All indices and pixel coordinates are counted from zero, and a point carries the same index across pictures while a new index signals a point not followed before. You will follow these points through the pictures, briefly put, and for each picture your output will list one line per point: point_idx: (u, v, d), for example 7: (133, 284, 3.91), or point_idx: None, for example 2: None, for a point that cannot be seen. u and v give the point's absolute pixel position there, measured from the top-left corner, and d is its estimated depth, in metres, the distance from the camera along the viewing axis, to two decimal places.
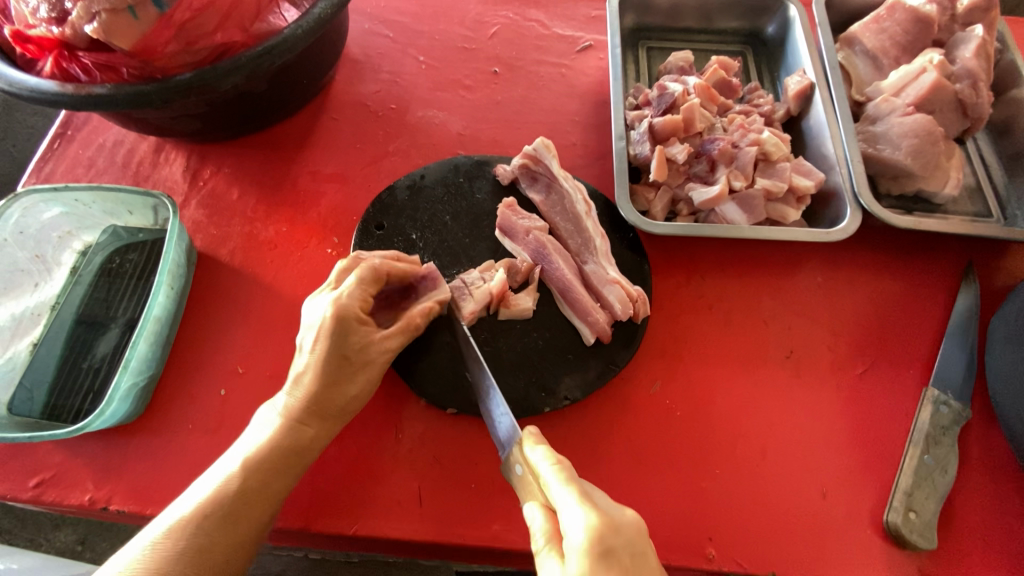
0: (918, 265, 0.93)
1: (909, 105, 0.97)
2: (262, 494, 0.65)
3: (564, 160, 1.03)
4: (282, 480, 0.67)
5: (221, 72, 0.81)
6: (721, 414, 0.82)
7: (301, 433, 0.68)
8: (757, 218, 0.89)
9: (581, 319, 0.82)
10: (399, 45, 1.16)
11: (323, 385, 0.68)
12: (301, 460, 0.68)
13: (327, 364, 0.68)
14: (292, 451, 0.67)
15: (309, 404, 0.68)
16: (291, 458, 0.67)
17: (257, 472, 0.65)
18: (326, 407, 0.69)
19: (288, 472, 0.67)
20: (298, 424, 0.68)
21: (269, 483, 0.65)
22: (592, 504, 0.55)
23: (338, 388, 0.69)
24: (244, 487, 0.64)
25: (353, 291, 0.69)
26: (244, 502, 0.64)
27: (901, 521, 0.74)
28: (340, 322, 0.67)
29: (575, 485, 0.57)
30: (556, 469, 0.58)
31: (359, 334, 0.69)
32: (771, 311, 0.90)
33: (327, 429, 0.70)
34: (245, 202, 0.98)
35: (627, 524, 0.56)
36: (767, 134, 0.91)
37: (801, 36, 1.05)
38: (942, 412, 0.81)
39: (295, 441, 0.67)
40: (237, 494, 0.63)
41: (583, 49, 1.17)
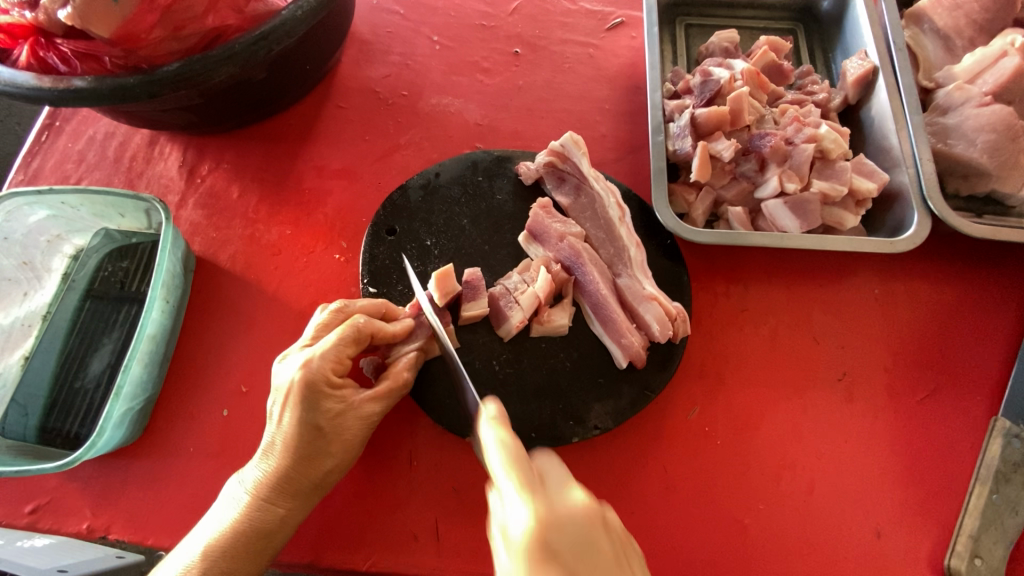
0: (987, 276, 0.84)
1: (987, 94, 0.86)
2: None
3: (592, 155, 0.94)
4: (252, 567, 0.61)
5: (212, 62, 0.72)
6: (766, 444, 0.75)
7: (271, 514, 0.62)
8: (811, 225, 0.79)
9: (620, 345, 0.73)
10: (411, 23, 1.05)
11: (293, 459, 0.62)
12: (264, 548, 0.62)
13: (297, 434, 0.62)
14: (258, 535, 0.61)
15: (279, 480, 0.62)
16: (257, 541, 0.61)
17: (218, 563, 0.59)
18: (298, 482, 0.63)
19: (252, 560, 0.61)
20: (267, 503, 0.62)
21: (233, 573, 0.60)
22: (533, 499, 0.50)
23: (311, 461, 0.63)
24: None
25: (329, 354, 0.63)
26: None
27: (964, 567, 0.68)
28: (310, 389, 0.62)
29: (518, 471, 0.52)
30: (501, 457, 0.52)
31: (334, 402, 0.63)
32: (822, 328, 0.81)
33: (299, 507, 0.63)
34: (245, 201, 0.90)
35: (575, 517, 0.50)
36: (826, 129, 0.81)
37: (863, 11, 0.93)
38: (1014, 446, 0.72)
39: (259, 521, 0.61)
40: None
41: (613, 27, 1.05)
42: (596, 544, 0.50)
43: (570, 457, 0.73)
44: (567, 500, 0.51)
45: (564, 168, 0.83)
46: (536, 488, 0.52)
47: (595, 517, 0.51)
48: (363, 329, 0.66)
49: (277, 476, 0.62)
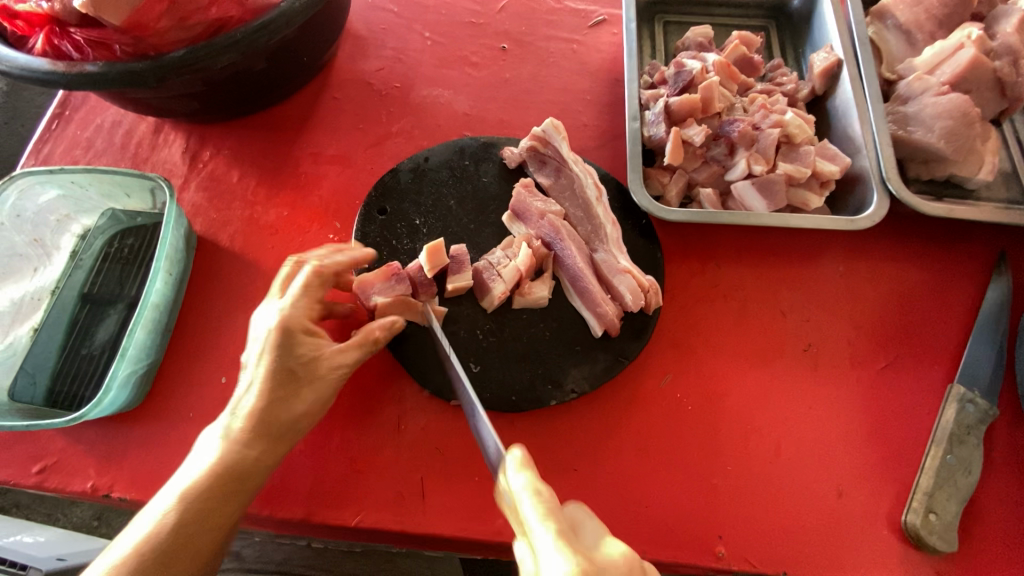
0: (946, 254, 0.89)
1: (944, 84, 0.91)
2: (203, 522, 0.62)
3: (574, 143, 0.99)
4: (232, 505, 0.65)
5: (215, 50, 0.78)
6: (735, 409, 0.79)
7: (248, 455, 0.66)
8: (777, 205, 0.84)
9: (596, 317, 0.78)
10: (404, 20, 1.11)
11: (269, 401, 0.67)
12: (242, 487, 0.66)
13: (273, 378, 0.67)
14: (236, 476, 0.65)
15: (256, 424, 0.67)
16: (236, 480, 0.65)
17: (197, 503, 0.62)
18: (274, 424, 0.67)
19: (232, 498, 0.65)
20: (244, 445, 0.66)
21: (211, 511, 0.63)
22: (571, 548, 0.50)
23: (286, 404, 0.68)
24: (184, 516, 0.62)
25: (299, 301, 0.69)
26: (188, 535, 0.61)
27: (919, 522, 0.71)
28: (284, 334, 0.67)
29: (554, 521, 0.52)
30: (534, 502, 0.53)
31: (308, 347, 0.68)
32: (789, 302, 0.86)
33: (275, 448, 0.68)
34: (245, 185, 0.95)
35: (614, 568, 0.50)
36: (791, 115, 0.86)
37: (829, 8, 0.99)
38: (968, 411, 0.76)
39: (239, 461, 0.65)
40: (178, 523, 0.61)
41: (595, 24, 1.11)
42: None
43: (548, 421, 0.77)
44: (602, 551, 0.51)
45: (544, 152, 0.88)
46: (571, 539, 0.51)
47: (634, 569, 0.51)
48: (330, 282, 0.72)
49: (253, 419, 0.67)
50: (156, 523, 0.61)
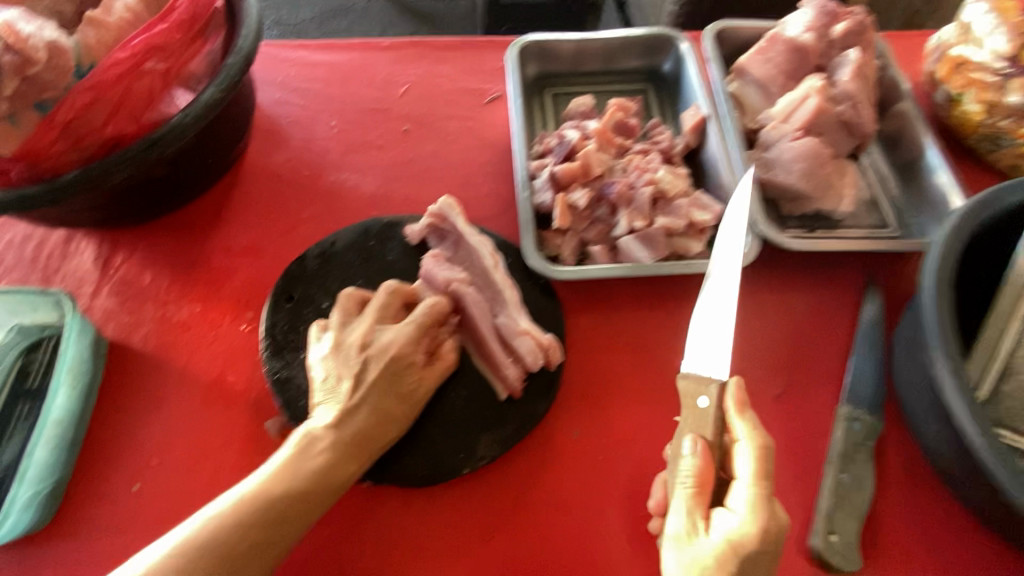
0: (824, 280, 0.97)
1: (798, 130, 1.01)
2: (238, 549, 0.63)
3: (476, 212, 1.05)
4: (290, 531, 0.67)
5: (108, 167, 0.82)
6: (643, 454, 0.83)
7: (325, 480, 0.70)
8: (660, 255, 0.91)
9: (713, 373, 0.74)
10: (311, 112, 1.18)
11: (345, 445, 0.72)
12: (280, 524, 0.66)
13: (363, 421, 0.73)
14: (284, 510, 0.66)
15: (325, 469, 0.70)
16: (303, 503, 0.68)
17: (243, 525, 0.64)
18: (337, 475, 0.71)
19: (270, 537, 0.65)
20: (340, 466, 0.71)
21: (249, 543, 0.64)
22: (754, 515, 0.66)
23: (361, 452, 0.73)
24: (227, 536, 0.63)
25: (411, 334, 0.78)
26: (223, 555, 0.62)
27: (823, 545, 0.74)
28: (363, 378, 0.75)
29: (759, 481, 0.68)
30: (750, 463, 0.68)
31: (368, 378, 0.75)
32: (685, 343, 0.91)
33: (319, 496, 0.69)
34: (157, 285, 0.97)
35: (764, 538, 0.65)
36: (663, 174, 0.95)
37: (693, 72, 1.12)
38: (856, 429, 0.81)
39: (296, 495, 0.68)
40: (218, 541, 0.62)
41: (491, 100, 1.20)
42: (762, 546, 0.65)
43: (464, 489, 0.79)
44: (768, 529, 0.65)
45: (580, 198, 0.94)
46: (761, 510, 0.66)
47: (773, 540, 0.66)
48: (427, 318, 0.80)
49: (332, 441, 0.71)
50: (200, 532, 0.63)
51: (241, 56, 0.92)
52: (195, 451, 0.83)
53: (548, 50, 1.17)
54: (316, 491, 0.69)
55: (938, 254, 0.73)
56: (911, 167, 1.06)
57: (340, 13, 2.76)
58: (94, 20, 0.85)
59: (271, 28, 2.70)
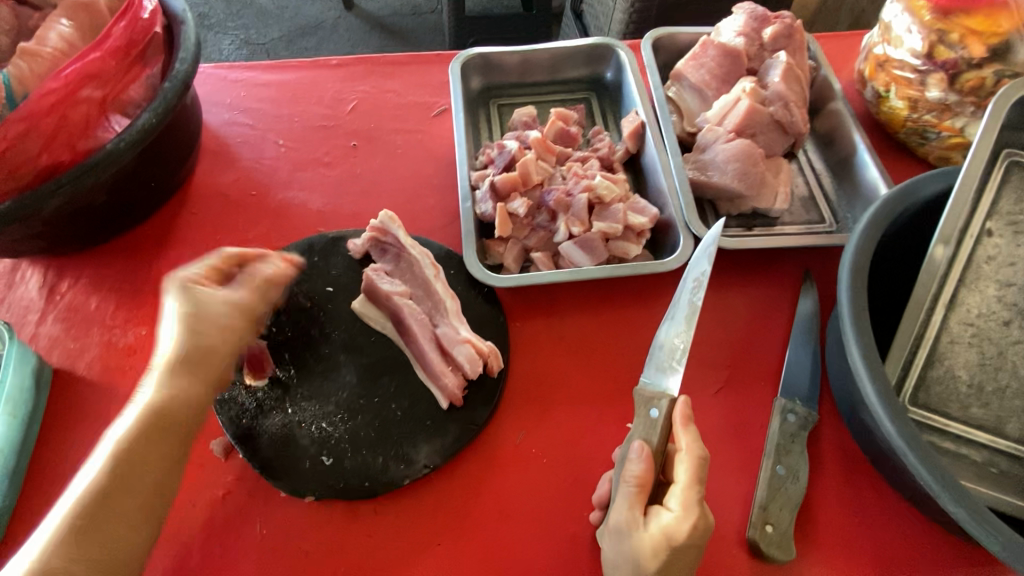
0: (762, 277, 0.99)
1: (731, 132, 1.04)
2: (112, 501, 0.65)
3: (423, 224, 1.07)
4: (152, 470, 0.68)
5: (41, 195, 0.82)
6: (587, 454, 0.84)
7: (170, 416, 0.69)
8: (599, 259, 0.93)
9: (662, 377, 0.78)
10: (260, 132, 1.19)
11: (178, 380, 0.71)
12: (139, 467, 0.67)
13: (190, 354, 0.71)
14: (138, 453, 0.67)
15: (166, 406, 0.69)
16: (149, 464, 0.67)
17: (103, 484, 0.65)
18: (180, 409, 0.70)
19: (134, 486, 0.66)
20: (179, 412, 0.70)
21: (116, 496, 0.65)
22: (688, 512, 0.67)
23: (204, 383, 0.72)
24: (94, 497, 0.64)
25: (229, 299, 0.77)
26: (96, 516, 0.64)
27: (758, 535, 0.76)
28: (195, 320, 0.73)
29: (697, 482, 0.69)
30: (690, 465, 0.70)
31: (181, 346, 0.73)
32: (627, 344, 0.93)
33: (171, 433, 0.69)
34: (104, 309, 0.97)
35: (695, 533, 0.67)
36: (599, 179, 0.96)
37: (631, 79, 1.14)
38: (790, 420, 0.84)
39: (145, 437, 0.67)
40: (88, 506, 0.64)
41: (438, 113, 1.22)
42: (693, 540, 0.67)
43: (408, 499, 0.80)
44: (697, 523, 0.67)
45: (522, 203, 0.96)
46: (694, 507, 0.68)
47: (704, 535, 0.68)
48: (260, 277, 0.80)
49: (170, 404, 0.69)
50: (70, 508, 0.64)
51: (178, 81, 0.93)
52: None
53: (492, 62, 1.19)
54: (166, 454, 0.69)
55: (854, 249, 0.76)
56: (844, 163, 1.09)
57: (307, 30, 2.78)
58: (27, 51, 0.86)
59: (239, 46, 2.71)
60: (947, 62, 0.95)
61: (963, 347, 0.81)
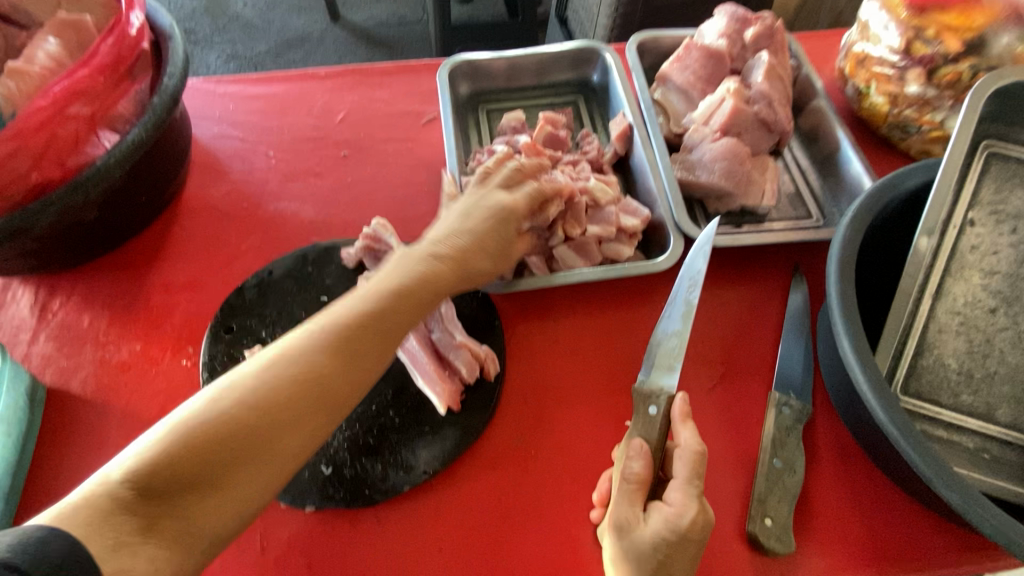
0: (753, 273, 1.01)
1: (717, 131, 1.06)
2: (230, 448, 0.60)
3: (416, 231, 1.07)
4: (305, 430, 0.64)
5: (33, 213, 0.82)
6: (587, 454, 0.85)
7: (346, 360, 0.67)
8: (594, 260, 0.95)
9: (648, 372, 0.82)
10: (250, 144, 1.19)
11: (378, 310, 0.71)
12: (294, 412, 0.63)
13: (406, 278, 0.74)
14: (298, 391, 0.64)
15: (338, 340, 0.68)
16: (289, 428, 0.63)
17: (228, 426, 0.60)
18: (349, 349, 0.68)
19: (254, 444, 0.61)
20: (355, 355, 0.68)
21: (255, 439, 0.61)
22: (688, 505, 0.68)
23: (384, 316, 0.71)
24: (219, 439, 0.59)
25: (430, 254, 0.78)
26: (194, 462, 0.58)
27: (758, 529, 0.77)
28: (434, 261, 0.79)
29: (696, 477, 0.70)
30: (689, 461, 0.71)
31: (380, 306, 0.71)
32: (623, 343, 0.94)
33: (305, 392, 0.64)
34: (97, 326, 0.97)
35: (697, 527, 0.68)
36: (594, 182, 0.99)
37: (618, 81, 1.16)
38: (785, 414, 0.85)
39: (312, 376, 0.65)
40: (200, 446, 0.58)
41: (427, 121, 1.23)
42: (692, 535, 0.68)
43: (409, 506, 0.80)
44: (698, 516, 0.68)
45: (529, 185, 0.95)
46: (694, 501, 0.69)
47: (705, 529, 0.68)
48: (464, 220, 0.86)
49: (320, 367, 0.65)
50: (161, 439, 0.58)
51: (167, 95, 0.93)
52: None
53: (480, 69, 1.20)
54: (314, 425, 0.65)
55: (841, 243, 0.77)
56: (828, 159, 1.11)
57: (295, 43, 2.79)
58: (15, 70, 0.86)
59: (227, 61, 2.71)
60: (924, 57, 0.97)
61: (951, 335, 0.82)
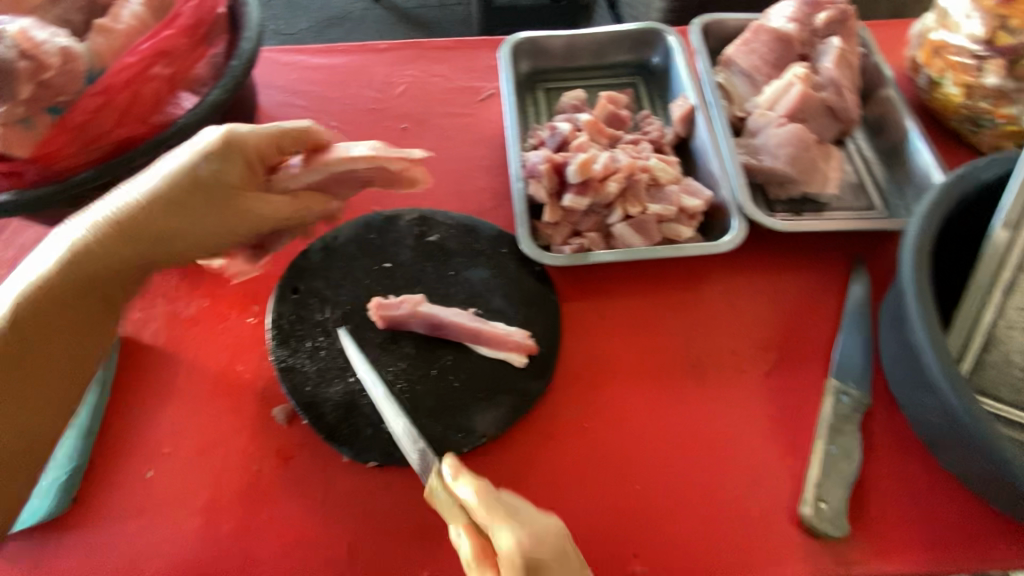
0: (813, 261, 1.00)
1: (783, 117, 1.05)
2: (41, 320, 0.71)
3: (474, 205, 1.08)
4: (109, 289, 0.77)
5: (119, 167, 0.86)
6: (641, 430, 0.86)
7: (126, 262, 0.76)
8: (653, 240, 0.95)
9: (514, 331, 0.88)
10: (312, 113, 1.21)
11: (163, 201, 0.75)
12: (88, 287, 0.75)
13: (172, 184, 0.76)
14: (109, 259, 0.74)
15: (120, 225, 0.73)
16: (82, 296, 0.75)
17: (75, 266, 0.72)
18: (135, 223, 0.74)
19: (82, 296, 0.75)
20: (112, 252, 0.74)
21: (76, 302, 0.74)
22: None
23: (173, 207, 0.76)
24: (52, 279, 0.71)
25: (237, 135, 0.79)
26: (56, 297, 0.72)
27: (813, 512, 0.77)
28: (230, 147, 0.79)
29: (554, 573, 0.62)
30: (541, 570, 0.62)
31: (143, 207, 0.74)
32: (677, 323, 0.94)
33: (121, 247, 0.74)
34: (167, 281, 1.00)
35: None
36: (655, 161, 0.98)
37: (681, 62, 1.14)
38: (843, 402, 0.85)
39: (104, 250, 0.73)
40: (65, 277, 0.72)
41: (485, 98, 1.23)
42: None
43: (465, 468, 0.82)
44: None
45: (599, 164, 0.94)
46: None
47: None
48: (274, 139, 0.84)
49: (126, 223, 0.74)
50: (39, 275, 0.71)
51: (244, 59, 0.95)
52: (206, 437, 0.85)
53: (541, 47, 1.20)
54: (75, 296, 0.74)
55: (916, 231, 0.76)
56: (895, 150, 1.09)
57: (337, 22, 2.81)
58: (104, 28, 0.89)
59: (270, 37, 2.75)
60: (1007, 47, 0.94)
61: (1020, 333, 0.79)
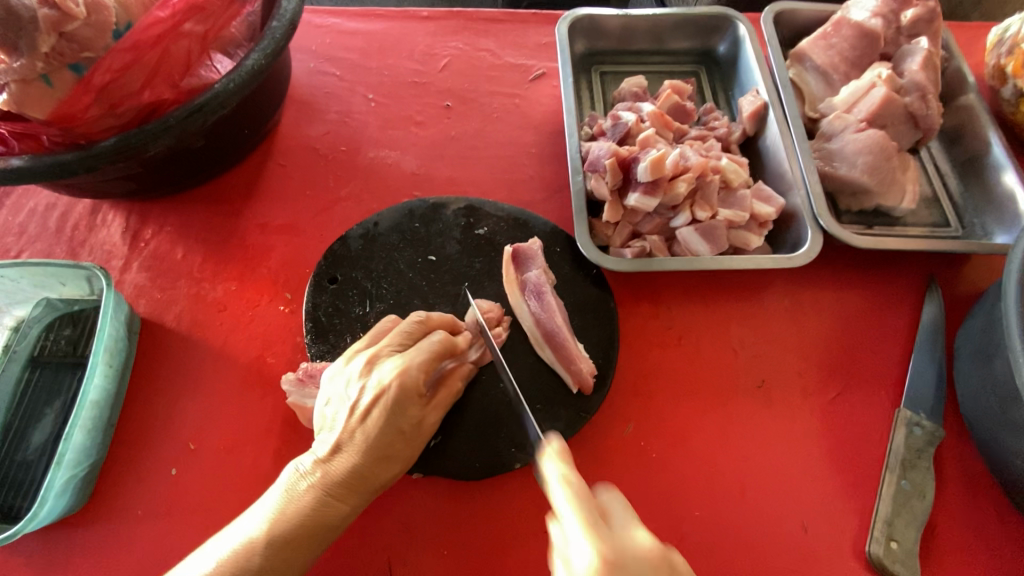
0: (883, 279, 0.94)
1: (862, 121, 0.97)
2: (306, 532, 0.62)
3: (523, 196, 1.01)
4: (305, 544, 0.62)
5: (147, 135, 0.77)
6: (700, 452, 0.81)
7: (317, 518, 0.63)
8: (720, 248, 0.88)
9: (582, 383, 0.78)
10: (348, 84, 1.12)
11: (370, 458, 0.65)
12: (314, 539, 0.63)
13: (379, 435, 0.66)
14: (319, 528, 0.63)
15: (334, 484, 0.64)
16: (310, 531, 0.62)
17: (283, 535, 0.61)
18: (364, 482, 0.66)
19: (313, 540, 0.62)
20: (324, 511, 0.63)
21: (294, 549, 0.61)
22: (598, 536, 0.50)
23: (378, 464, 0.66)
24: (264, 563, 0.59)
25: (432, 343, 0.71)
26: (281, 551, 0.60)
27: (883, 552, 0.73)
28: (404, 395, 0.67)
29: (581, 508, 0.52)
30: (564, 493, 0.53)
31: (361, 466, 0.65)
32: (739, 338, 0.89)
33: (348, 501, 0.65)
34: (190, 261, 0.93)
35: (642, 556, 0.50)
36: (727, 161, 0.91)
37: (751, 54, 1.06)
38: (916, 434, 0.80)
39: (328, 515, 0.64)
40: (269, 549, 0.60)
41: (535, 78, 1.14)
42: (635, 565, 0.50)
43: (513, 483, 0.77)
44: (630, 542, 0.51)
45: (670, 161, 0.86)
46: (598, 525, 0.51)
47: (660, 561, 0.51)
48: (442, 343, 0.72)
49: (333, 487, 0.64)
50: (240, 543, 0.60)
51: (286, 20, 0.86)
52: (235, 435, 0.80)
53: (599, 26, 1.11)
54: (312, 511, 0.63)
55: (1022, 260, 0.70)
56: (974, 163, 1.02)
57: None
58: None
59: None
60: None
61: None
